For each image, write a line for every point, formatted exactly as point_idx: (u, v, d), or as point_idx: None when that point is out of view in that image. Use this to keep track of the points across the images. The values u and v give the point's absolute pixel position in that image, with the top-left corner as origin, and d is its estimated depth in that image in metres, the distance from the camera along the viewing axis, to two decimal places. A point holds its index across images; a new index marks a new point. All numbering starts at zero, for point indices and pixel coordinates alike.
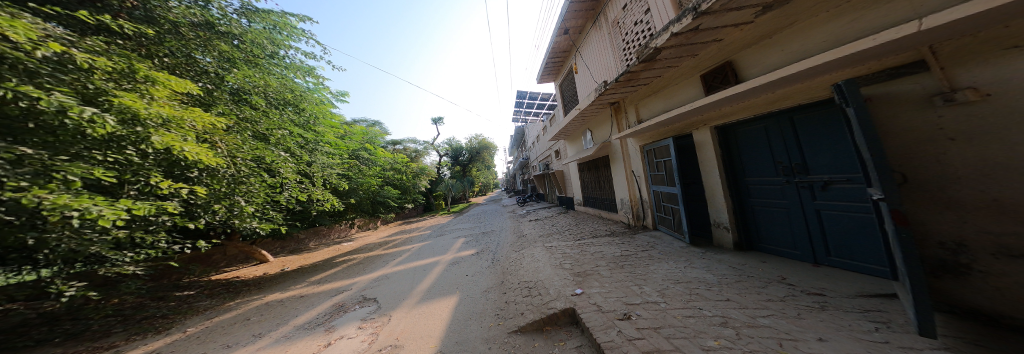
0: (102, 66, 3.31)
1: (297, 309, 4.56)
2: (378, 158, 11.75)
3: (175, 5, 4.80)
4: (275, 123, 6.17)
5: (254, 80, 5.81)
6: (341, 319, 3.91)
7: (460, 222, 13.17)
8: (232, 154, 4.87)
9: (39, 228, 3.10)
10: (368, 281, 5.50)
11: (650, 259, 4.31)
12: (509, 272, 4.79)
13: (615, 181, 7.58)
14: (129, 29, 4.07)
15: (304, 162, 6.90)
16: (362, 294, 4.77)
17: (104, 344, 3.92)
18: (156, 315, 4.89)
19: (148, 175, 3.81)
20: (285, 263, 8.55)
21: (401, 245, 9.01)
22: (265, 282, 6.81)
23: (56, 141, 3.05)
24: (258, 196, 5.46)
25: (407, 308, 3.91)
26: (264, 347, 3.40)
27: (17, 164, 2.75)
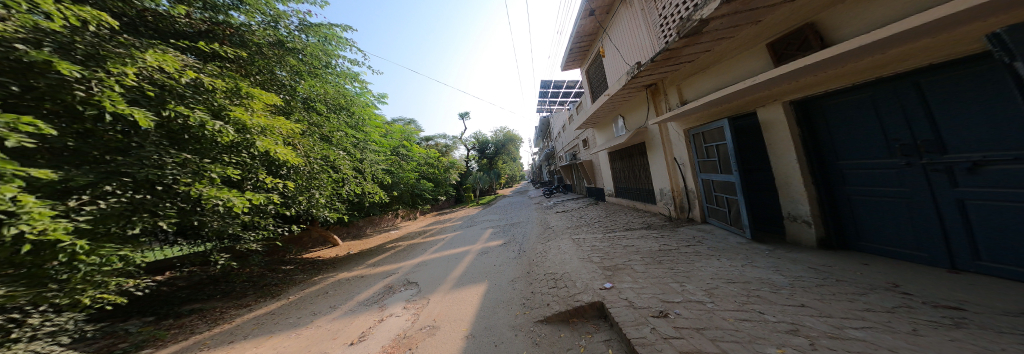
0: (220, 86, 4.11)
1: (359, 287, 5.29)
2: (414, 154, 12.64)
3: (257, 29, 5.57)
4: (332, 126, 6.95)
5: (315, 90, 6.60)
6: (390, 299, 4.41)
7: (488, 213, 13.52)
8: (308, 154, 5.75)
9: (199, 214, 4.10)
10: (411, 266, 6.06)
11: (696, 256, 3.94)
12: (538, 263, 4.82)
13: (653, 170, 6.98)
14: (230, 54, 4.91)
15: (357, 160, 7.75)
16: (406, 278, 5.29)
17: (240, 303, 5.13)
18: (272, 283, 6.16)
19: (257, 172, 4.72)
20: (349, 247, 9.91)
21: (437, 234, 9.75)
22: (337, 262, 8.03)
23: (201, 148, 3.95)
24: (327, 190, 6.36)
25: (442, 293, 4.23)
26: (337, 317, 4.02)
27: (185, 166, 3.64)
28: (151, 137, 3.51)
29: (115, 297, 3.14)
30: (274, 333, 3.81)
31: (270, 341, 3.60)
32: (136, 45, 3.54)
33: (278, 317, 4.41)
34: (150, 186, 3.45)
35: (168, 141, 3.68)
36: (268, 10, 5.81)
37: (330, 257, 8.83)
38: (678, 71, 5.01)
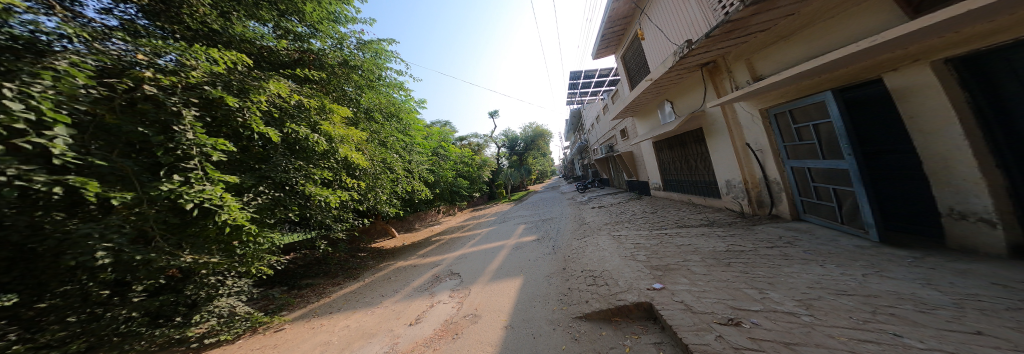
0: (314, 105, 4.83)
1: (413, 275, 5.86)
2: (452, 153, 13.37)
3: (327, 53, 6.09)
4: (384, 133, 7.57)
5: (376, 104, 7.20)
6: (439, 286, 4.82)
7: (521, 208, 13.50)
8: (374, 158, 6.50)
9: (308, 208, 5.12)
10: (454, 258, 6.50)
11: (783, 259, 3.19)
12: (577, 258, 4.69)
13: (716, 158, 6.04)
14: (313, 77, 5.60)
15: (405, 161, 8.48)
16: (451, 269, 5.70)
17: (334, 282, 6.37)
18: (354, 268, 7.37)
19: (341, 175, 5.59)
20: (404, 239, 11.05)
21: (473, 228, 10.22)
22: (395, 251, 8.99)
23: (304, 156, 4.85)
24: (389, 187, 7.29)
25: (483, 284, 4.45)
26: (399, 300, 4.58)
27: (299, 171, 4.55)
28: (275, 149, 4.43)
29: (267, 268, 4.16)
30: (357, 308, 4.56)
31: (355, 313, 4.34)
32: (263, 76, 4.23)
33: (358, 295, 5.24)
34: (282, 187, 4.49)
35: (286, 152, 4.55)
36: (334, 33, 6.30)
37: (394, 246, 9.99)
38: (753, 41, 4.06)
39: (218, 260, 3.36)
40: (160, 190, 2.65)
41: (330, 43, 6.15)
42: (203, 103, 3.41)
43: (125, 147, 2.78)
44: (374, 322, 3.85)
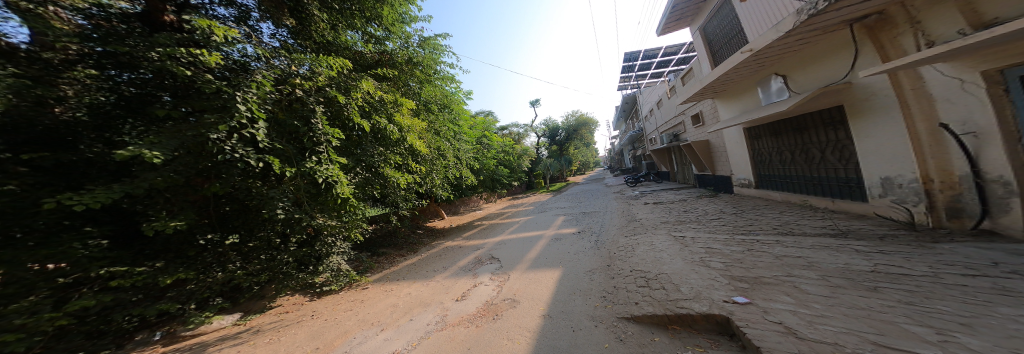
0: (395, 99, 4.78)
1: (458, 255, 6.11)
2: (494, 142, 13.43)
3: (400, 50, 5.60)
4: (445, 123, 6.94)
5: (445, 99, 6.78)
6: (480, 269, 4.99)
7: (560, 200, 13.16)
8: (438, 147, 6.46)
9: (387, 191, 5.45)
10: (495, 243, 6.68)
11: (932, 277, 2.32)
12: (641, 257, 4.24)
13: (872, 146, 4.04)
14: (388, 75, 5.29)
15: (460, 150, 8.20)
16: (491, 253, 5.86)
17: (399, 253, 7.08)
18: (409, 243, 8.00)
19: (415, 164, 5.73)
20: (450, 221, 11.71)
21: (512, 216, 10.32)
22: (442, 232, 9.51)
23: (388, 147, 4.97)
24: (456, 172, 7.37)
25: (520, 272, 4.48)
26: (446, 277, 4.82)
27: (383, 161, 4.85)
28: (365, 136, 4.68)
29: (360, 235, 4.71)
30: (418, 277, 5.00)
31: (417, 282, 4.73)
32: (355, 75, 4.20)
33: (416, 268, 5.65)
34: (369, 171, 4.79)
35: (372, 140, 4.76)
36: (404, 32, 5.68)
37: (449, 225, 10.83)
38: None
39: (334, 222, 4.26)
40: (307, 167, 3.35)
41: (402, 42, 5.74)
42: (323, 101, 3.81)
43: (289, 135, 3.55)
44: (431, 293, 4.16)
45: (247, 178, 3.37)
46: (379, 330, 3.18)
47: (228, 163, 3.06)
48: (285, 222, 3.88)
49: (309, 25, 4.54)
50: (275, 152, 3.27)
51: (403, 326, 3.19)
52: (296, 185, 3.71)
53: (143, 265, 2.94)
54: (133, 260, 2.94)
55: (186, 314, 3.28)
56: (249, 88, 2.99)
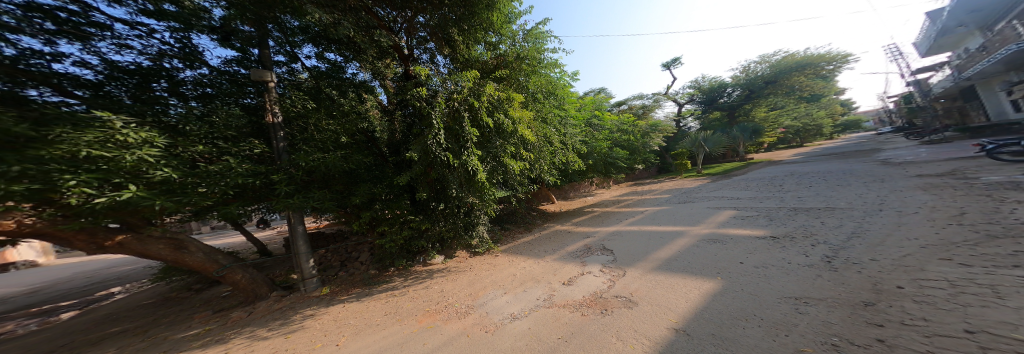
0: (508, 95, 3.91)
1: (567, 240, 5.84)
2: (607, 122, 11.69)
3: (509, 51, 4.89)
4: (551, 110, 5.78)
5: (552, 87, 5.60)
6: (590, 258, 4.57)
7: (697, 187, 10.30)
8: (548, 135, 5.26)
9: (510, 187, 5.05)
10: (607, 233, 6.05)
11: None
12: (940, 288, 1.92)
13: None
14: (500, 75, 4.67)
15: (568, 143, 6.91)
16: (603, 244, 5.30)
17: (519, 230, 7.38)
18: (525, 220, 8.18)
19: (536, 156, 4.90)
20: (556, 206, 11.65)
21: (630, 205, 9.00)
22: (552, 215, 9.39)
23: (515, 142, 4.21)
24: (563, 160, 6.34)
25: (642, 271, 3.67)
26: (556, 258, 4.66)
27: (502, 162, 4.08)
28: (493, 133, 4.04)
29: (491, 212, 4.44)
30: (558, 254, 4.87)
31: (560, 260, 4.57)
32: (476, 79, 3.70)
33: (532, 245, 5.62)
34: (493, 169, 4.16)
35: (498, 136, 4.04)
36: (509, 31, 4.93)
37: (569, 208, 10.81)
38: None
39: (478, 201, 4.06)
40: (465, 159, 3.50)
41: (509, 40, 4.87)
42: (456, 98, 3.62)
43: (450, 134, 3.64)
44: (567, 272, 3.96)
45: (445, 169, 3.71)
46: (504, 293, 3.28)
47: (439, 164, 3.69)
48: (450, 202, 4.26)
49: (455, 47, 4.80)
50: (447, 148, 3.57)
51: (521, 295, 3.20)
52: (459, 173, 3.70)
53: (415, 215, 4.41)
54: (415, 212, 4.48)
55: (430, 248, 4.59)
56: (435, 108, 3.45)
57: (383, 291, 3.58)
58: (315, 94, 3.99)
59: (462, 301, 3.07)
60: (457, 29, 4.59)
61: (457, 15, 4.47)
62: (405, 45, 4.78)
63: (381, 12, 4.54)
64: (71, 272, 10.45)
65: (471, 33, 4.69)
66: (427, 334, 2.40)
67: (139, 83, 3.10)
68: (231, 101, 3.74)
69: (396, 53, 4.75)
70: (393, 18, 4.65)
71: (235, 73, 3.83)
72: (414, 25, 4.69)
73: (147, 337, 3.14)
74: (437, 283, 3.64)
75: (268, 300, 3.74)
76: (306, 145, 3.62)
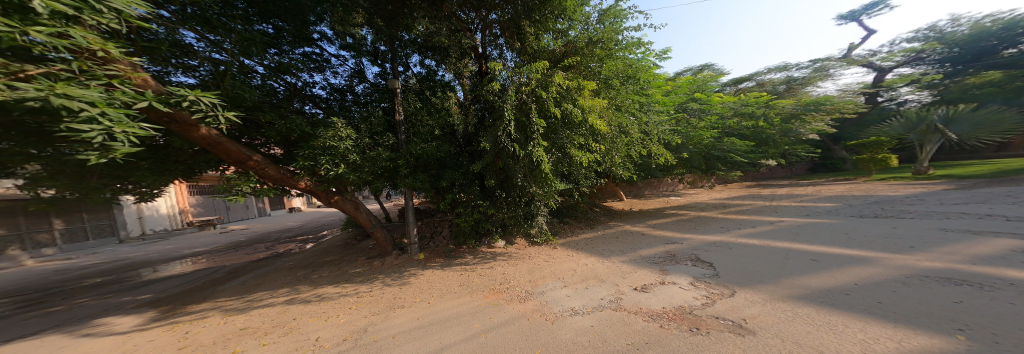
0: (577, 83, 3.81)
1: (641, 243, 5.21)
2: (712, 106, 9.46)
3: (580, 36, 4.68)
4: (627, 96, 5.21)
5: (627, 71, 5.05)
6: (675, 267, 3.79)
7: (851, 199, 7.43)
8: (619, 123, 4.79)
9: (573, 181, 4.89)
10: (703, 243, 4.90)
11: None
12: None
13: None
14: (569, 62, 4.54)
15: (649, 132, 6.12)
16: (696, 254, 4.29)
17: (580, 225, 7.08)
18: (590, 217, 7.79)
19: (606, 149, 4.56)
20: (631, 204, 10.58)
21: (731, 213, 7.31)
22: (624, 214, 8.57)
23: (584, 134, 4.08)
24: (639, 152, 5.66)
25: (761, 292, 2.63)
26: (625, 261, 4.20)
27: (567, 155, 3.96)
28: (558, 123, 3.98)
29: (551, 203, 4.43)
30: (625, 258, 4.36)
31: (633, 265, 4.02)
32: (543, 71, 3.73)
33: (596, 243, 5.34)
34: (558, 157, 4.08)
35: (562, 126, 3.97)
36: (582, 15, 4.75)
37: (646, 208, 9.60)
38: None
39: (542, 191, 4.14)
40: (530, 152, 3.54)
41: (581, 24, 4.69)
42: (525, 89, 3.67)
43: (519, 125, 3.74)
44: (637, 278, 3.51)
45: (510, 159, 3.90)
46: (563, 286, 3.16)
47: (506, 154, 3.88)
48: (513, 190, 4.38)
49: (523, 41, 4.78)
50: (515, 140, 3.70)
51: (580, 291, 3.04)
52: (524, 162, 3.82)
53: (483, 200, 4.72)
54: (481, 197, 4.77)
55: (495, 231, 5.05)
56: (506, 100, 3.54)
57: (459, 264, 4.14)
58: (415, 92, 4.77)
59: (522, 286, 3.14)
60: (528, 20, 4.54)
61: (527, 6, 4.40)
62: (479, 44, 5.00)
63: (461, 15, 4.75)
64: (278, 218, 16.06)
65: (542, 24, 4.63)
66: (493, 309, 2.52)
67: (343, 99, 4.66)
68: (372, 104, 4.68)
69: (472, 52, 5.05)
70: (472, 19, 4.84)
71: (380, 84, 4.80)
72: (488, 23, 4.78)
73: (339, 267, 4.43)
74: (499, 266, 3.96)
75: (394, 255, 4.65)
76: (415, 137, 4.25)
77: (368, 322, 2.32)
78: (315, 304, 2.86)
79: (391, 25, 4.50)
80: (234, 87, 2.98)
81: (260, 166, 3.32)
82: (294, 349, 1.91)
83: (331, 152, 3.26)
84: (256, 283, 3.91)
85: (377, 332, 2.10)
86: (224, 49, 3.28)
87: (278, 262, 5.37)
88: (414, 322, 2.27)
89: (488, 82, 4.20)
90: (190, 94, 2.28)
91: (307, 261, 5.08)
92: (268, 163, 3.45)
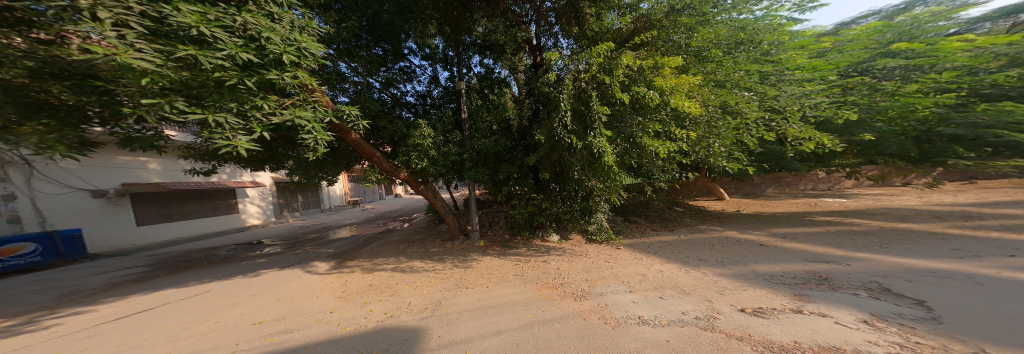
0: (648, 64, 3.44)
1: (756, 255, 3.85)
2: None
3: (653, 12, 4.48)
4: (730, 67, 4.50)
5: (728, 38, 4.57)
6: (823, 294, 2.44)
7: None
8: (708, 104, 4.00)
9: (648, 177, 4.39)
10: (886, 265, 3.07)
11: None
12: None
13: None
14: (640, 40, 4.36)
15: (795, 106, 4.42)
16: (871, 280, 2.67)
17: (652, 226, 6.18)
18: (667, 217, 6.76)
19: (691, 135, 3.91)
20: (742, 205, 8.34)
21: (931, 226, 4.78)
22: (728, 217, 6.88)
23: (660, 118, 3.67)
24: (757, 136, 4.42)
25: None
26: (726, 275, 3.16)
27: (638, 144, 3.58)
28: (626, 109, 3.68)
29: (616, 200, 4.26)
30: (726, 273, 3.22)
31: (748, 286, 2.82)
32: (608, 53, 3.53)
33: (677, 247, 4.50)
34: (626, 146, 3.72)
35: (631, 111, 3.66)
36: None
37: (767, 211, 7.28)
38: None
39: (600, 185, 3.97)
40: (591, 142, 3.32)
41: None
42: (587, 75, 3.52)
43: (576, 115, 3.66)
44: (747, 298, 2.49)
45: (566, 152, 3.81)
46: (629, 292, 2.76)
47: (564, 148, 3.79)
48: (574, 182, 4.23)
49: (585, 26, 4.81)
50: (573, 132, 3.56)
51: (652, 299, 2.51)
52: (584, 154, 3.66)
53: (535, 193, 4.96)
54: (533, 190, 4.99)
55: (545, 225, 5.17)
56: (563, 91, 3.47)
57: (513, 255, 4.38)
58: (477, 90, 5.09)
59: (578, 284, 3.04)
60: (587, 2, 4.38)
61: None
62: (534, 35, 5.14)
63: (516, 9, 4.91)
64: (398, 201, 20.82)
65: (602, 5, 4.62)
66: (546, 303, 2.54)
67: (424, 104, 5.26)
68: (444, 106, 5.21)
69: (527, 46, 5.24)
70: (526, 11, 4.96)
71: (449, 87, 5.31)
72: (542, 12, 4.90)
73: (420, 246, 5.23)
74: (551, 260, 3.98)
75: (458, 241, 5.27)
76: (475, 133, 4.56)
77: (442, 297, 2.81)
78: (407, 274, 3.66)
79: (456, 30, 4.83)
80: (367, 102, 3.99)
81: (378, 159, 4.26)
82: (392, 309, 2.52)
83: (419, 149, 3.94)
84: (377, 250, 5.29)
85: (447, 307, 2.51)
86: (358, 71, 4.25)
87: (390, 235, 6.88)
88: (475, 303, 2.59)
89: (545, 73, 4.21)
90: (349, 110, 3.25)
91: (405, 234, 6.40)
92: (383, 157, 4.37)
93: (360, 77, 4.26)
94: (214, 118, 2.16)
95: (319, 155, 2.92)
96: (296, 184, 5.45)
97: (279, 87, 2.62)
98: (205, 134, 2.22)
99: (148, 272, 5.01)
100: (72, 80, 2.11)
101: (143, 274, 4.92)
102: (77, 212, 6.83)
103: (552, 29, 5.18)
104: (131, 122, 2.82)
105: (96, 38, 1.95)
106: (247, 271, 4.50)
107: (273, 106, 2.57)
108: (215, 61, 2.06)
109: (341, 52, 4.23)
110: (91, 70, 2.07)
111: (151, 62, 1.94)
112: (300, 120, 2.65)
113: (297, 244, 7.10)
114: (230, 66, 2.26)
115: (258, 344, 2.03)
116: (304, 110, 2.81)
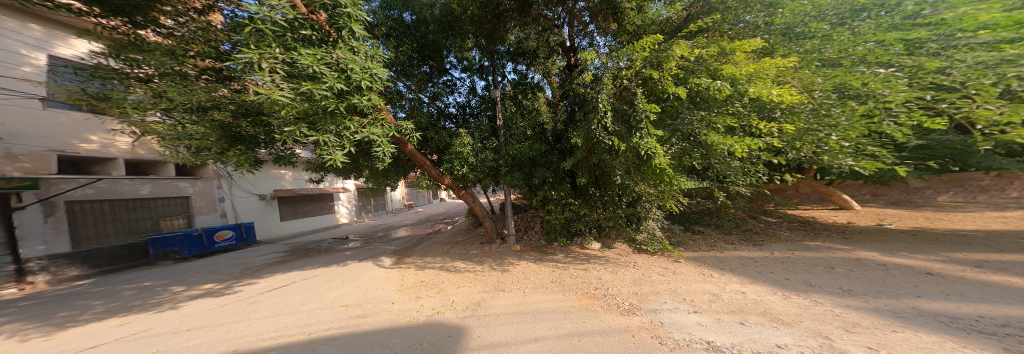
0: (709, 52, 3.05)
1: (919, 287, 2.61)
2: None
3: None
4: (847, 40, 3.63)
5: (834, 7, 3.95)
6: None
7: None
8: (808, 88, 3.27)
9: (725, 181, 3.70)
10: None
11: None
12: None
13: None
14: (700, 26, 4.06)
15: (989, 79, 2.87)
16: None
17: (727, 239, 5.10)
18: (752, 229, 5.48)
19: (782, 128, 3.21)
20: (883, 218, 6.09)
21: None
22: (853, 232, 5.14)
23: (733, 110, 3.14)
24: (911, 123, 3.13)
25: None
26: (856, 307, 2.24)
27: (702, 142, 3.09)
28: (682, 103, 3.27)
29: (675, 207, 3.82)
30: (855, 305, 2.28)
31: (903, 328, 1.82)
32: (657, 46, 3.26)
33: (765, 267, 3.55)
34: (688, 143, 3.25)
35: (689, 105, 3.26)
36: None
37: (933, 227, 5.07)
38: None
39: (655, 190, 3.60)
40: (636, 143, 3.00)
41: None
42: (630, 71, 3.26)
43: (619, 116, 3.40)
44: (889, 341, 1.64)
45: (607, 155, 3.56)
46: (691, 311, 2.35)
47: (608, 149, 3.53)
48: (621, 186, 3.86)
49: (624, 20, 4.66)
50: (615, 133, 3.31)
51: (728, 324, 2.04)
52: (629, 156, 3.36)
53: (574, 199, 4.79)
54: (573, 195, 4.83)
55: (587, 232, 4.88)
56: (602, 91, 3.24)
57: (550, 261, 4.22)
58: (513, 98, 5.20)
59: (625, 297, 2.73)
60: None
61: None
62: (569, 37, 5.14)
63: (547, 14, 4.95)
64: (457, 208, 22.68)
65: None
66: (587, 314, 2.36)
67: (464, 114, 5.57)
68: (481, 114, 5.47)
69: (560, 48, 5.18)
70: (559, 14, 4.96)
71: (486, 95, 5.56)
72: (575, 13, 4.89)
73: (464, 248, 5.52)
74: (594, 269, 3.69)
75: (497, 244, 5.40)
76: (511, 139, 4.69)
77: (481, 298, 2.93)
78: (451, 274, 3.92)
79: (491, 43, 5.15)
80: (417, 116, 4.55)
81: (426, 166, 4.69)
82: (440, 306, 2.75)
83: (461, 156, 4.20)
84: (428, 249, 5.83)
85: (487, 309, 2.58)
86: (411, 89, 4.88)
87: (442, 235, 7.54)
88: (511, 307, 2.60)
89: (580, 74, 4.06)
90: (407, 125, 3.78)
91: (450, 236, 6.91)
92: (430, 164, 4.81)
93: (413, 93, 4.85)
94: (323, 139, 2.86)
95: (387, 162, 3.42)
96: (373, 189, 6.51)
97: (360, 109, 3.21)
98: (317, 151, 2.87)
99: (285, 256, 6.76)
100: (250, 118, 3.15)
101: (282, 257, 6.66)
102: (254, 210, 9.68)
103: (587, 28, 5.17)
104: (277, 145, 3.75)
105: (259, 81, 2.69)
106: (340, 260, 5.57)
107: (357, 126, 3.13)
108: (321, 91, 2.64)
109: (399, 74, 4.91)
110: (252, 108, 3.12)
111: (286, 98, 2.60)
112: (374, 135, 3.20)
113: (376, 239, 8.47)
114: (330, 96, 2.86)
115: (344, 324, 2.47)
116: (376, 127, 3.38)
